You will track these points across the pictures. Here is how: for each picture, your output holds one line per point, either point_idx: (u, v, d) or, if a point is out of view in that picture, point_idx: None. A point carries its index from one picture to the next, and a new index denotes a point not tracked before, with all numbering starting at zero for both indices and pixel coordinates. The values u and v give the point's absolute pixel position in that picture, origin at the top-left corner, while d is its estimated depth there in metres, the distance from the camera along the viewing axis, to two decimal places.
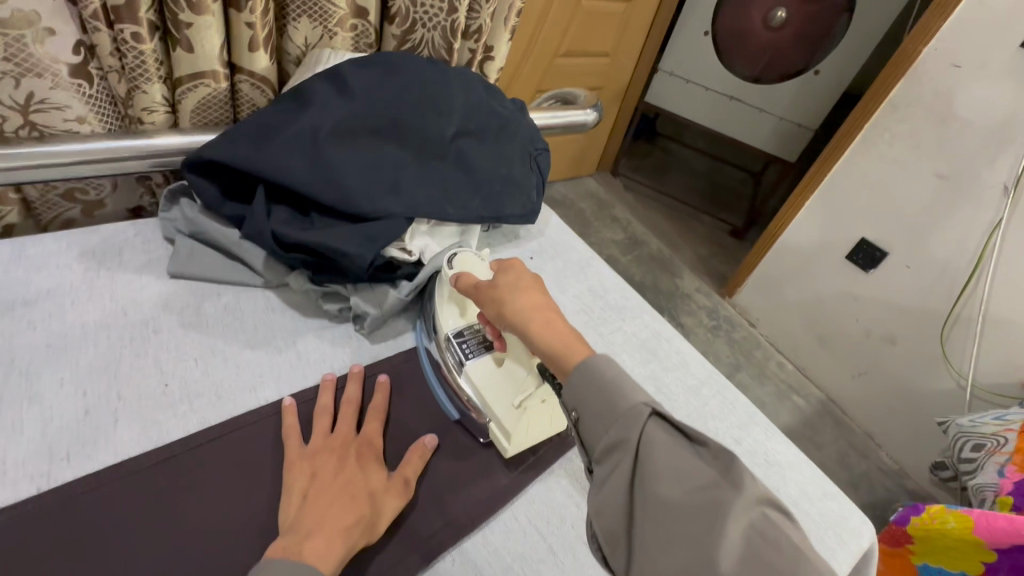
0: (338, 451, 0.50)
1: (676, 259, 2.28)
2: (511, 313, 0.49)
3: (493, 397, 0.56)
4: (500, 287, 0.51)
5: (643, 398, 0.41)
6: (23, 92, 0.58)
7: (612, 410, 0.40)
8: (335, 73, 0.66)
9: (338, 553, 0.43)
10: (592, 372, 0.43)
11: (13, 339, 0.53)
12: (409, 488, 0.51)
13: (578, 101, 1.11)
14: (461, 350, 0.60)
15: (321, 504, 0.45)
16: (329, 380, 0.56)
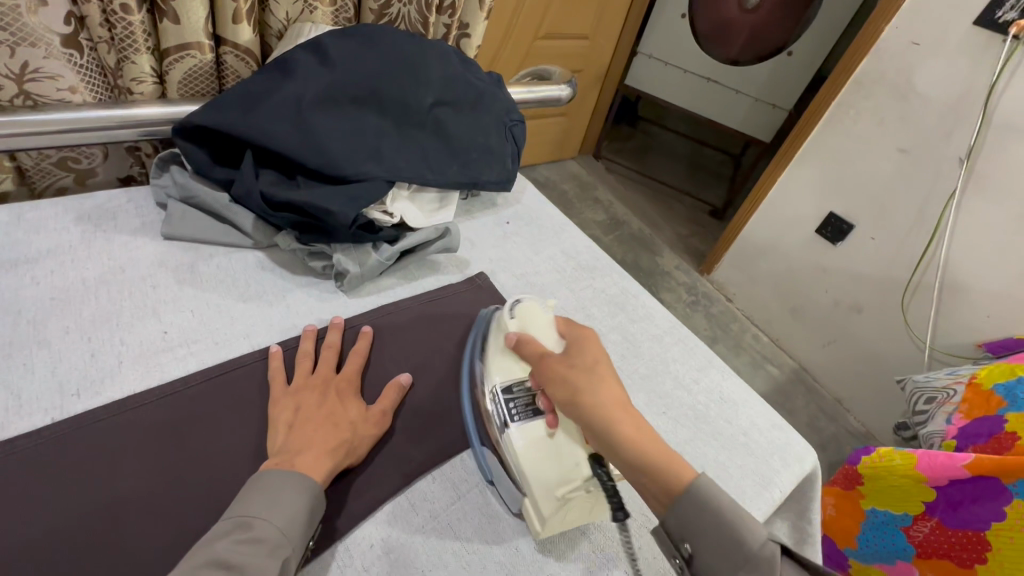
0: (320, 388, 0.53)
1: (656, 238, 2.34)
2: (605, 420, 0.47)
3: (539, 472, 0.50)
4: (578, 383, 0.49)
5: (736, 509, 0.43)
6: (17, 61, 0.61)
7: (741, 552, 0.41)
8: (316, 44, 0.70)
9: (325, 467, 0.47)
10: (706, 505, 0.43)
11: (18, 293, 0.56)
12: (386, 419, 0.55)
13: (553, 77, 1.15)
14: (505, 413, 0.53)
15: (305, 429, 0.49)
16: (310, 329, 0.59)
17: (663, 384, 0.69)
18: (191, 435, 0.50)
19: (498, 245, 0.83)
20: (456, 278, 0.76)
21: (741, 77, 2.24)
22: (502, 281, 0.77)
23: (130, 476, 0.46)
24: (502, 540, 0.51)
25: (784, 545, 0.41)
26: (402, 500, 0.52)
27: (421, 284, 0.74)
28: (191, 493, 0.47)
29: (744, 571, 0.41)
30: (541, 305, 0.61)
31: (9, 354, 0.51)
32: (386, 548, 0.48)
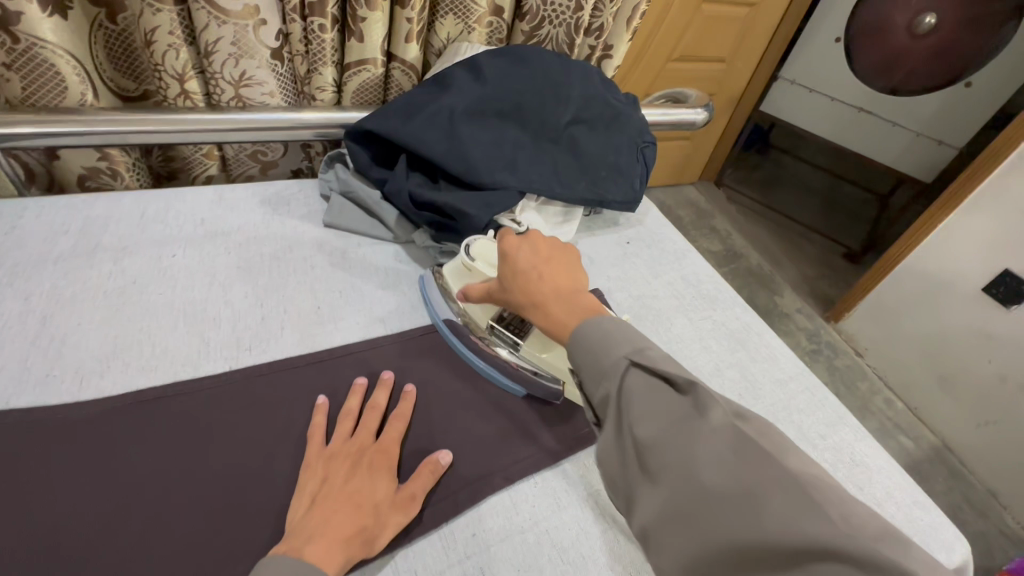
0: (352, 458, 0.50)
1: (777, 276, 2.16)
2: (542, 296, 0.53)
3: (562, 366, 0.61)
4: (522, 265, 0.55)
5: (627, 349, 0.44)
6: (238, 71, 0.74)
7: (597, 366, 0.44)
8: (472, 62, 0.75)
9: (340, 559, 0.43)
10: (583, 334, 0.47)
11: (217, 259, 0.68)
12: (416, 504, 0.49)
13: (689, 100, 1.12)
14: (511, 333, 0.63)
15: (326, 510, 0.45)
16: (359, 385, 0.56)
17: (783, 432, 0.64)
18: (278, 444, 0.52)
19: (617, 264, 0.82)
20: None
21: (902, 110, 2.01)
22: (619, 300, 0.76)
23: (179, 525, 0.46)
24: (595, 557, 0.50)
25: (636, 359, 0.43)
26: (505, 498, 0.53)
27: None
28: (233, 545, 0.46)
29: (660, 436, 0.39)
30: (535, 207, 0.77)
31: (205, 307, 0.62)
32: (490, 539, 0.50)
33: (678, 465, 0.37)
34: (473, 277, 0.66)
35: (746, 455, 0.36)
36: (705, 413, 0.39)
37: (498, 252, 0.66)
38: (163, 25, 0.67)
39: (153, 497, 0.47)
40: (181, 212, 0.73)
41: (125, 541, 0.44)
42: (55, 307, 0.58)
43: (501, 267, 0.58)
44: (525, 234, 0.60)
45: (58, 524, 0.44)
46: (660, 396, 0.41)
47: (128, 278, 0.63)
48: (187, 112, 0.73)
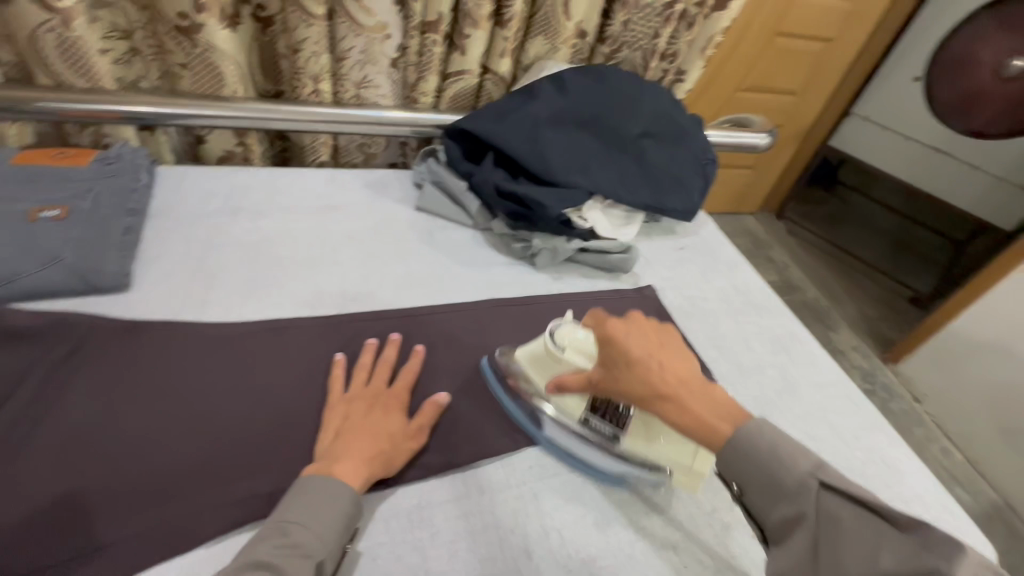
0: (368, 400, 0.57)
1: (834, 312, 2.13)
2: (662, 390, 0.50)
3: (666, 457, 0.56)
4: (636, 354, 0.52)
5: (807, 467, 0.45)
6: (361, 75, 0.89)
7: (777, 485, 0.44)
8: (557, 77, 0.86)
9: (362, 475, 0.50)
10: (744, 444, 0.47)
11: (329, 227, 0.81)
12: (422, 435, 0.57)
13: (753, 126, 1.18)
14: (608, 424, 0.57)
15: (348, 439, 0.53)
16: (370, 343, 0.62)
17: (818, 429, 0.68)
18: None
19: (671, 267, 0.90)
20: (627, 287, 0.84)
21: (984, 153, 1.96)
22: (671, 298, 0.84)
23: (293, 416, 0.57)
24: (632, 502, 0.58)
25: (827, 479, 0.44)
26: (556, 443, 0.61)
27: (596, 284, 0.84)
28: None
29: (835, 544, 0.41)
30: (601, 207, 0.85)
31: (319, 264, 0.75)
32: (543, 472, 0.58)
33: (849, 566, 0.40)
34: (559, 368, 0.60)
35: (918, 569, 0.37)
36: (883, 526, 0.40)
37: (588, 335, 0.60)
38: (312, 37, 0.81)
39: (279, 399, 0.58)
40: (303, 187, 0.87)
41: (212, 446, 0.53)
42: (209, 253, 0.72)
43: (601, 350, 0.54)
44: (626, 315, 0.56)
45: (154, 432, 0.53)
46: (847, 514, 0.42)
47: (262, 235, 0.77)
48: (316, 107, 0.88)
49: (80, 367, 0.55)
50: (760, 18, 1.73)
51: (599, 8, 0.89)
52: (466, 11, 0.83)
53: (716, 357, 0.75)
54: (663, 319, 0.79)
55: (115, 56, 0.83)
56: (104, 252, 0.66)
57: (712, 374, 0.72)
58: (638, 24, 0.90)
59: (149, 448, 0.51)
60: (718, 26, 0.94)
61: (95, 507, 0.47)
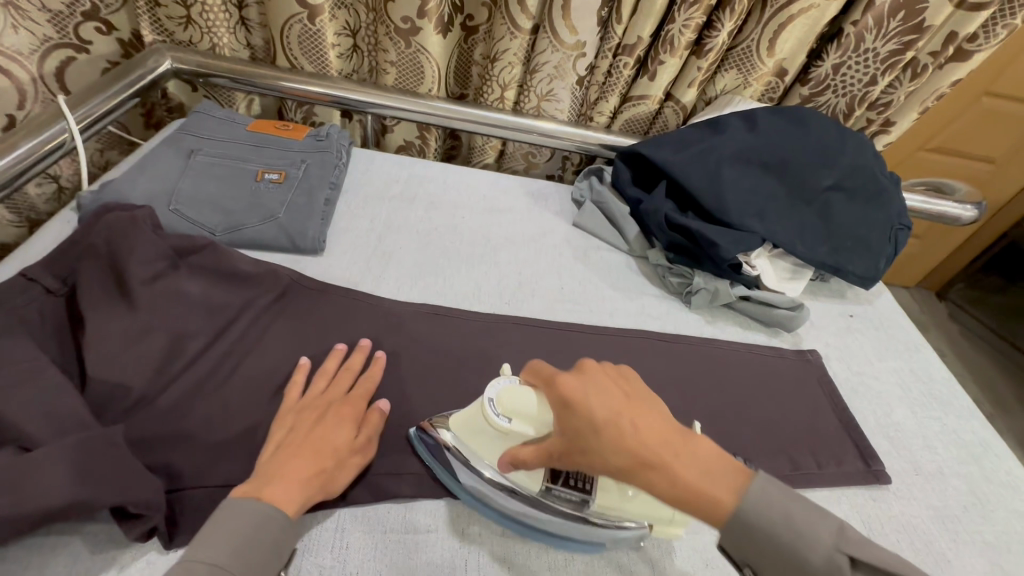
0: (320, 409, 0.52)
1: (999, 421, 1.79)
2: (632, 448, 0.40)
3: (639, 514, 0.49)
4: (601, 418, 0.41)
5: (831, 538, 0.38)
6: (547, 88, 0.91)
7: (803, 566, 0.38)
8: (750, 114, 0.81)
9: (298, 500, 0.45)
10: (744, 519, 0.39)
11: (492, 229, 0.84)
12: (371, 448, 0.53)
13: (955, 194, 1.04)
14: (573, 489, 0.50)
15: (290, 454, 0.48)
16: (337, 349, 0.59)
17: (1017, 566, 0.57)
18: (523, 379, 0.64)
19: (839, 335, 0.81)
20: (786, 348, 0.78)
21: None
22: (836, 369, 0.75)
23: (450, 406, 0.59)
24: None
25: (847, 547, 0.38)
26: None
27: (752, 337, 0.78)
28: None
29: None
30: (769, 250, 0.79)
31: (479, 262, 0.78)
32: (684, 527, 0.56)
33: None
34: (508, 442, 0.49)
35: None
36: None
37: (535, 400, 0.47)
38: (512, 47, 0.85)
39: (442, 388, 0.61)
40: (470, 186, 0.92)
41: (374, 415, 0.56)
42: (387, 234, 0.79)
43: (559, 414, 0.44)
44: (578, 366, 0.46)
45: None
46: None
47: (432, 225, 0.82)
48: (496, 112, 0.92)
49: (274, 318, 0.62)
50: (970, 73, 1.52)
51: (809, 47, 0.83)
52: (668, 37, 0.82)
53: (887, 449, 0.66)
54: (830, 395, 0.71)
55: (340, 49, 0.94)
56: (310, 218, 0.73)
57: (884, 468, 0.64)
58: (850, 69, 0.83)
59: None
60: (949, 80, 0.83)
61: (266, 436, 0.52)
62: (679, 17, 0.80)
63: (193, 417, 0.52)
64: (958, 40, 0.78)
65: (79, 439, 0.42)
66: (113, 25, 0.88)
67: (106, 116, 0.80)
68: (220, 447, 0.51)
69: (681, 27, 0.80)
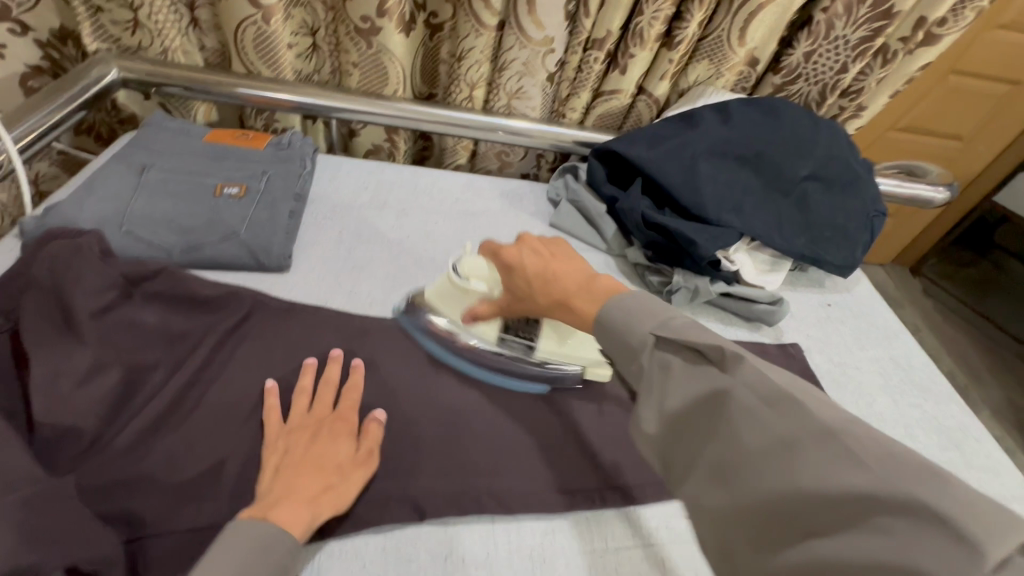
0: (311, 429, 0.51)
1: (973, 392, 1.84)
2: (551, 296, 0.52)
3: (576, 355, 0.63)
4: (529, 271, 0.54)
5: (650, 328, 0.44)
6: (517, 85, 0.88)
7: (626, 348, 0.44)
8: (723, 106, 0.80)
9: (304, 519, 0.43)
10: (608, 322, 0.46)
11: (467, 233, 0.82)
12: (374, 459, 0.52)
13: (926, 176, 1.04)
14: (522, 339, 0.64)
15: (290, 475, 0.46)
16: (309, 364, 0.57)
17: None
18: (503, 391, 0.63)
19: (819, 325, 0.81)
20: (768, 341, 0.77)
21: None
22: (817, 361, 0.75)
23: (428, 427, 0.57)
24: None
25: (663, 334, 0.43)
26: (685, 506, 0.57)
27: (733, 333, 0.77)
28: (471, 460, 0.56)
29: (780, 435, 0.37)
30: (746, 243, 0.78)
31: None
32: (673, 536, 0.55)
33: (723, 426, 0.39)
34: (467, 297, 0.64)
35: (850, 462, 0.34)
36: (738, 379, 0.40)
37: (482, 261, 0.64)
38: (478, 45, 0.82)
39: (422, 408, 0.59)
40: (442, 189, 0.89)
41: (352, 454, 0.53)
42: (357, 244, 0.76)
43: (506, 276, 0.57)
44: (518, 238, 0.58)
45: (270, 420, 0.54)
46: (694, 372, 0.42)
47: (403, 233, 0.79)
48: (466, 112, 0.89)
49: (238, 344, 0.59)
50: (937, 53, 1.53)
51: (779, 36, 0.82)
52: (637, 30, 0.80)
53: None
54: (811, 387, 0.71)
55: (299, 49, 0.91)
56: (273, 233, 0.70)
57: None
58: (821, 56, 0.82)
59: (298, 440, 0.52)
60: (919, 65, 0.83)
61: (231, 473, 0.50)
62: (648, 9, 0.78)
63: (154, 458, 0.49)
64: (927, 25, 0.78)
65: (25, 493, 0.40)
66: (30, 25, 0.81)
67: (50, 132, 0.75)
68: (185, 488, 0.48)
69: (651, 20, 0.78)
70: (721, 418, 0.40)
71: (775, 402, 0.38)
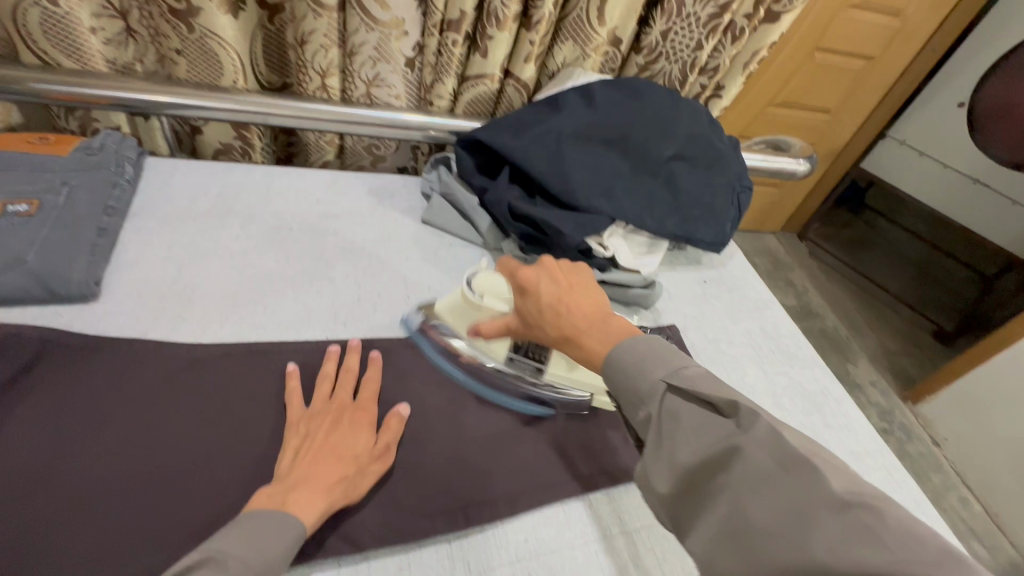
0: (332, 416, 0.53)
1: (853, 343, 2.01)
2: (566, 329, 0.49)
3: (585, 383, 0.63)
4: (546, 299, 0.51)
5: (663, 373, 0.42)
6: (373, 72, 0.81)
7: (636, 388, 0.42)
8: (586, 88, 0.78)
9: (319, 506, 0.46)
10: (616, 360, 0.44)
11: (328, 237, 0.75)
12: (389, 455, 0.53)
13: (791, 149, 1.10)
14: (530, 359, 0.64)
15: (310, 460, 0.49)
16: (292, 369, 0.57)
17: None
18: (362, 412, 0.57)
19: (695, 303, 0.82)
20: (646, 326, 0.77)
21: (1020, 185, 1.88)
22: (693, 340, 0.76)
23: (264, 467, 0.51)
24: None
25: (677, 380, 0.41)
26: (556, 512, 0.55)
27: None
28: None
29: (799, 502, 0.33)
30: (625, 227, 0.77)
31: (311, 279, 0.69)
32: (542, 546, 0.53)
33: (732, 484, 0.36)
34: (479, 314, 0.63)
35: (868, 540, 0.31)
36: (757, 435, 0.37)
37: (500, 279, 0.62)
38: (319, 28, 0.74)
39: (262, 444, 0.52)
40: (299, 189, 0.81)
41: (168, 501, 0.48)
42: (192, 261, 0.66)
43: (519, 300, 0.54)
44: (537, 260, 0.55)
45: (51, 492, 0.46)
46: (707, 422, 0.39)
47: (249, 243, 0.71)
48: (318, 102, 0.80)
49: (18, 401, 0.50)
50: (799, 32, 1.62)
51: (637, 15, 0.81)
52: (491, 10, 0.76)
53: None
54: None
55: (108, 36, 0.76)
56: (73, 256, 0.59)
57: None
58: (678, 35, 0.83)
59: (100, 495, 0.47)
60: (767, 42, 0.85)
61: None
62: None
63: None
64: (769, 2, 0.79)
65: None
66: None
67: None
68: None
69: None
70: (724, 473, 0.37)
71: (794, 461, 0.35)
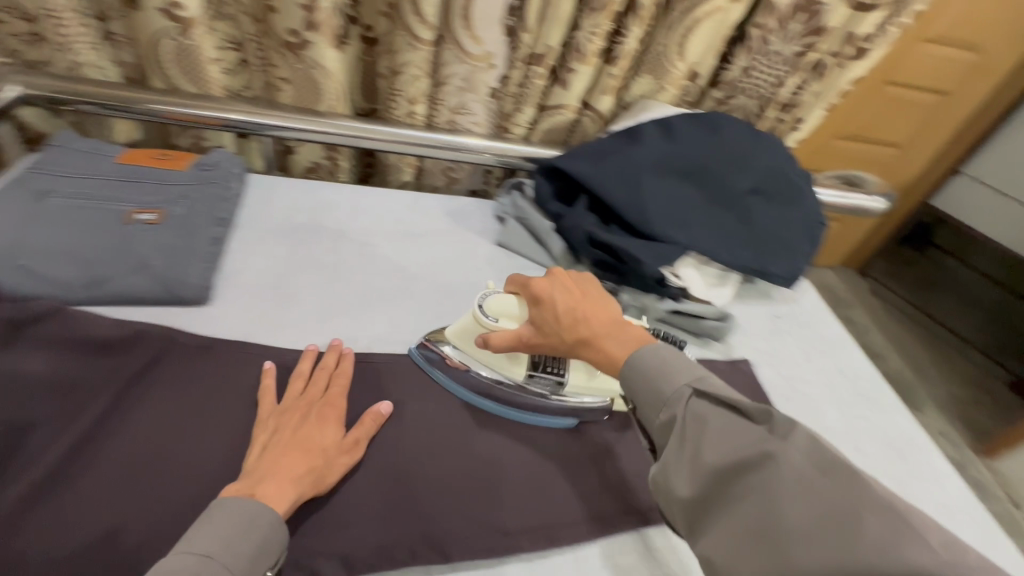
0: (301, 411, 0.54)
1: (920, 388, 1.90)
2: (580, 339, 0.53)
3: (604, 389, 0.63)
4: (561, 308, 0.54)
5: (686, 379, 0.47)
6: (458, 101, 0.86)
7: (659, 394, 0.47)
8: (665, 121, 0.80)
9: (289, 498, 0.46)
10: (638, 365, 0.50)
11: (410, 254, 0.79)
12: (359, 449, 0.54)
13: (866, 185, 1.07)
14: (550, 375, 0.61)
15: (279, 456, 0.49)
16: (268, 367, 0.58)
17: None
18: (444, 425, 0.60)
19: (768, 338, 0.81)
20: (719, 359, 0.76)
21: None
22: (766, 375, 0.75)
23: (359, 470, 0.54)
24: None
25: (699, 387, 0.46)
26: (634, 540, 0.56)
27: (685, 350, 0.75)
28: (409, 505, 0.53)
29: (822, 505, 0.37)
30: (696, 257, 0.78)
31: (395, 294, 0.72)
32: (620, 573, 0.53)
33: (755, 487, 0.39)
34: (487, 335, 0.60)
35: (894, 538, 0.34)
36: (784, 441, 0.40)
37: (514, 299, 0.59)
38: (415, 60, 0.79)
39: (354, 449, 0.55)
40: (384, 208, 0.85)
41: None
42: (289, 271, 0.71)
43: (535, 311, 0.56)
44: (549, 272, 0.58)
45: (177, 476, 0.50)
46: (729, 423, 0.43)
47: (339, 257, 0.75)
48: (407, 127, 0.85)
49: (149, 390, 0.55)
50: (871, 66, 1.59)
51: (717, 51, 0.83)
52: (577, 46, 0.79)
53: None
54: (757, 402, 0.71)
55: (225, 65, 0.84)
56: (191, 262, 0.65)
57: None
58: (758, 71, 0.83)
59: (208, 486, 0.50)
60: (851, 79, 0.85)
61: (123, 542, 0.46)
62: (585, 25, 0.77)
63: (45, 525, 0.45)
64: (855, 41, 0.79)
65: None
66: None
67: None
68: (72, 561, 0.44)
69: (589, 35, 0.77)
70: (747, 477, 0.40)
71: (818, 464, 0.39)
